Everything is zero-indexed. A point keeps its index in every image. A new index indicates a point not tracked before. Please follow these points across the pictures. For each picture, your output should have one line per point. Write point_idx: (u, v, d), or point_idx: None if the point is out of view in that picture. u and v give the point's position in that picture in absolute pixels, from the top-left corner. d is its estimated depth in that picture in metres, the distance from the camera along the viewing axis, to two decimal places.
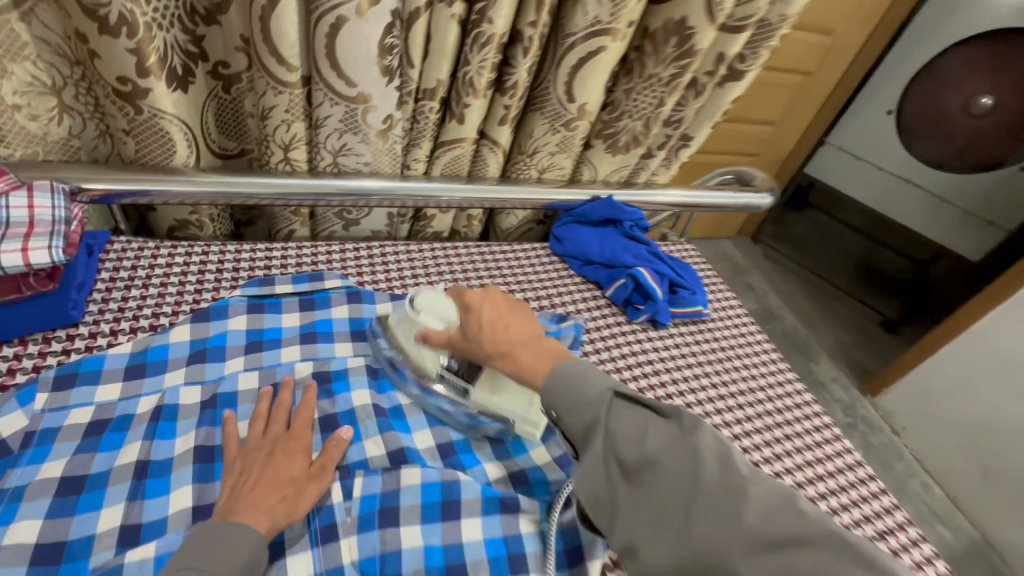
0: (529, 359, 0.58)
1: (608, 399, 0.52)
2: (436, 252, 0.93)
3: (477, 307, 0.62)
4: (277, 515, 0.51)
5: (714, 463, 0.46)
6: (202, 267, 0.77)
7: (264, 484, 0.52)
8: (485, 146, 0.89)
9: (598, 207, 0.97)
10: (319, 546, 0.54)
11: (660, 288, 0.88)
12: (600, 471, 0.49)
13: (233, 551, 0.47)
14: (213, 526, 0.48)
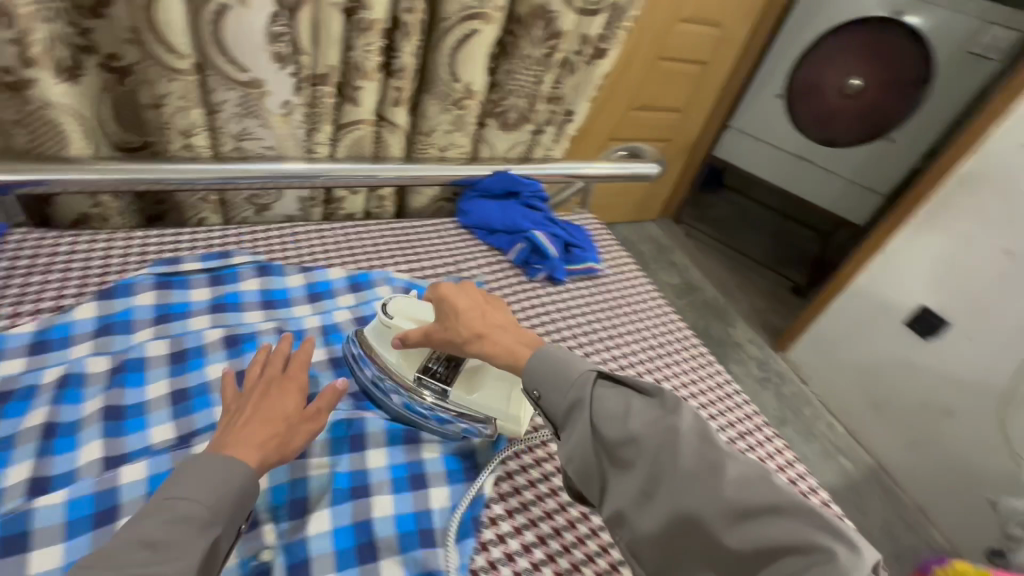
0: (506, 342, 0.63)
1: (591, 379, 0.57)
2: (348, 230, 1.00)
3: (454, 297, 0.66)
4: (268, 455, 0.53)
5: (693, 440, 0.52)
6: (108, 253, 0.79)
7: (255, 425, 0.54)
8: (385, 128, 0.96)
9: (497, 180, 1.05)
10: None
11: (554, 248, 0.99)
12: (588, 447, 0.55)
13: (223, 481, 0.49)
14: (207, 457, 0.50)
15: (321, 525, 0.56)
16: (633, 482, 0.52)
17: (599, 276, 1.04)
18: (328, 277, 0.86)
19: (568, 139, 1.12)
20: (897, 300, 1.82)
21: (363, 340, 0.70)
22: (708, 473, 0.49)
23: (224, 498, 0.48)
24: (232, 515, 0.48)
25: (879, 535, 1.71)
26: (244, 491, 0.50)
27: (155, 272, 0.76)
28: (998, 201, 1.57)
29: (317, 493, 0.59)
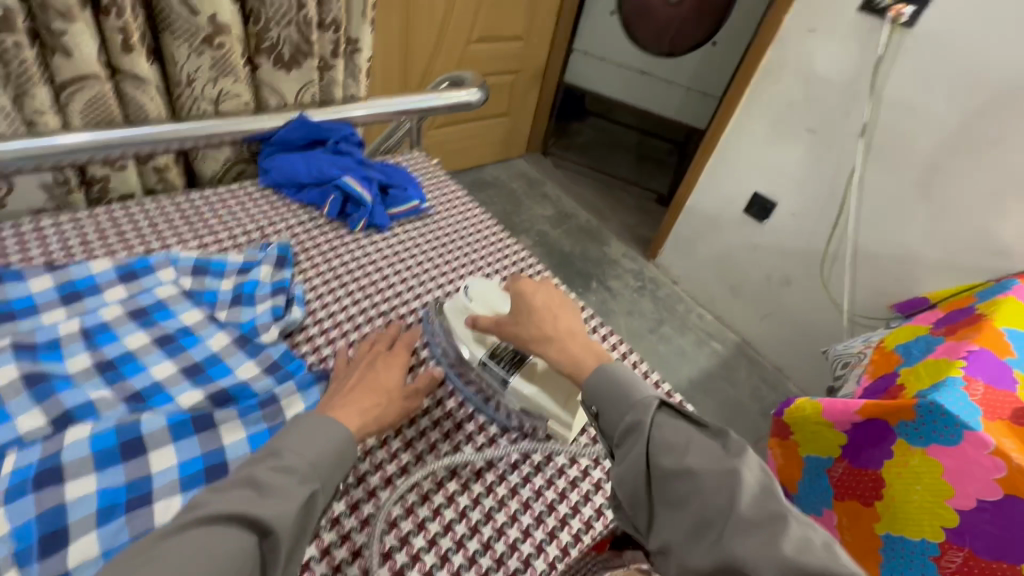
0: (576, 349, 0.61)
1: (655, 405, 0.52)
2: (118, 213, 0.84)
3: (529, 292, 0.66)
4: (366, 415, 0.56)
5: (759, 488, 0.45)
6: None
7: (361, 394, 0.58)
8: (127, 83, 0.80)
9: (294, 129, 0.93)
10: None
11: (369, 192, 0.91)
12: (635, 471, 0.49)
13: (328, 440, 0.50)
14: (323, 415, 0.52)
15: (90, 551, 0.49)
16: (682, 514, 0.46)
17: (428, 214, 0.98)
18: (88, 271, 0.72)
19: (367, 73, 1.04)
20: (734, 192, 1.99)
21: (446, 324, 0.73)
22: (772, 528, 0.42)
23: (328, 454, 0.49)
24: (329, 475, 0.49)
25: (749, 400, 1.93)
26: (342, 451, 0.51)
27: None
28: (799, 85, 1.72)
29: (80, 518, 0.50)
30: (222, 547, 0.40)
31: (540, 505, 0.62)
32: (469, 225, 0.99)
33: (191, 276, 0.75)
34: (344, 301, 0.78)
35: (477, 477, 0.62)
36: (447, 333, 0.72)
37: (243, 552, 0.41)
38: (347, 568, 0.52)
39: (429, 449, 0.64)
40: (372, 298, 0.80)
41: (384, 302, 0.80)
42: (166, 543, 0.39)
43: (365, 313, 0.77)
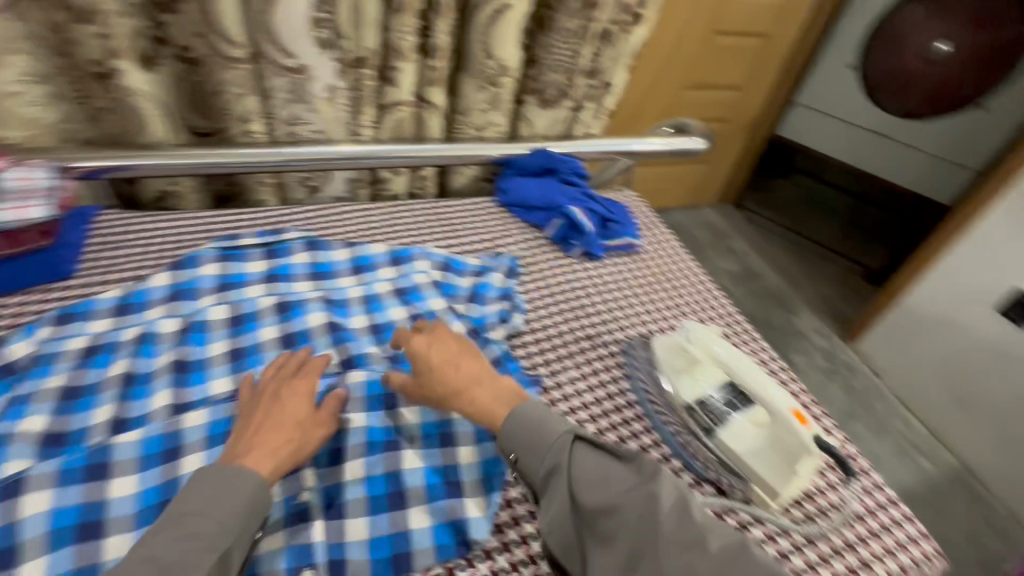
0: (488, 400, 0.62)
1: (569, 443, 0.56)
2: (392, 210, 1.04)
3: (426, 351, 0.66)
4: (278, 457, 0.54)
5: (675, 513, 0.50)
6: (177, 229, 0.88)
7: (268, 432, 0.55)
8: (425, 109, 0.99)
9: (535, 158, 1.06)
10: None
11: (591, 223, 0.98)
12: (565, 516, 0.53)
13: (237, 496, 0.49)
14: (222, 468, 0.51)
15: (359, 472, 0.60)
16: (613, 550, 0.50)
17: (639, 252, 1.02)
18: (370, 252, 0.90)
19: (606, 115, 1.11)
20: (988, 285, 1.64)
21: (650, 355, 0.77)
22: (696, 544, 0.48)
23: (240, 512, 0.49)
24: (243, 528, 0.48)
25: (962, 541, 1.55)
26: (253, 506, 0.50)
27: (218, 247, 0.83)
28: None
29: (354, 444, 0.61)
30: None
31: None
32: (676, 270, 1.00)
33: (439, 269, 0.90)
34: (558, 318, 0.85)
35: None
36: (650, 367, 0.76)
37: None
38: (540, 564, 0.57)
39: None
40: (582, 319, 0.86)
41: (591, 326, 0.85)
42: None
43: (574, 333, 0.83)
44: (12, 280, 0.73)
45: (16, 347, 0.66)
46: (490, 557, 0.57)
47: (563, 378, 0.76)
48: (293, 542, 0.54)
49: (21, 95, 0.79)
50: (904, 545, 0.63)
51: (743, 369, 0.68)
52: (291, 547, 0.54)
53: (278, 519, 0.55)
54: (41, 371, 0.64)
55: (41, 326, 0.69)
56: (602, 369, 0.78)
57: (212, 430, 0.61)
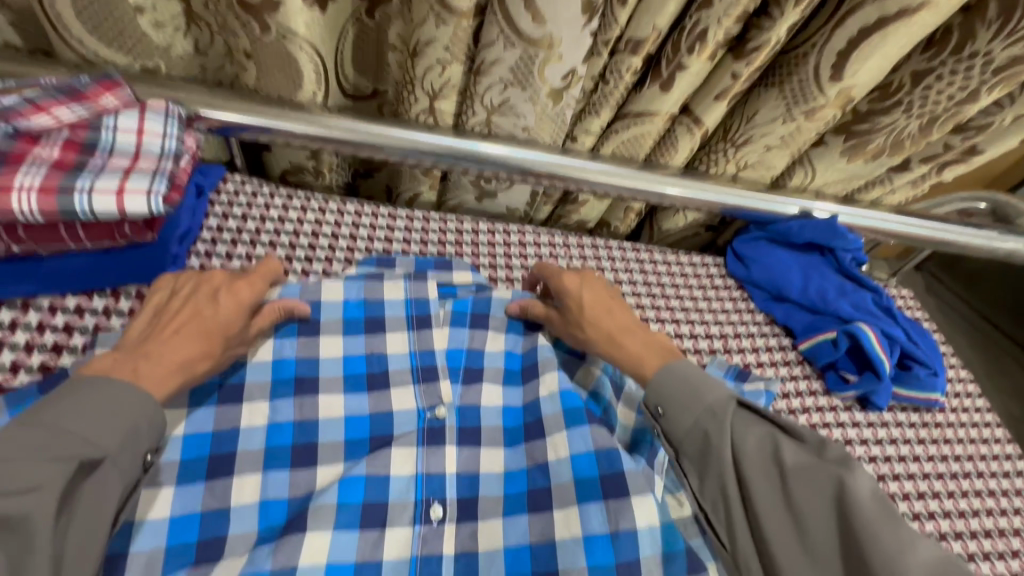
0: (636, 348, 0.52)
1: (732, 406, 0.45)
2: (584, 248, 0.74)
3: (575, 291, 0.55)
4: (192, 372, 0.44)
5: (871, 508, 0.39)
6: (315, 230, 0.65)
7: (193, 336, 0.44)
8: (682, 127, 0.66)
9: (808, 227, 0.72)
10: (414, 330, 0.55)
11: (889, 358, 0.64)
12: (717, 484, 0.44)
13: (113, 413, 0.38)
14: (104, 376, 0.40)
15: (494, 399, 0.53)
16: (785, 530, 0.41)
17: (936, 413, 0.68)
18: None
19: (929, 183, 0.74)
20: None
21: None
22: (891, 529, 0.38)
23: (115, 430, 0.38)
24: (123, 446, 0.38)
25: None
26: (140, 424, 0.39)
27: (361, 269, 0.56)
28: None
29: (492, 367, 0.55)
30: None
31: None
32: (983, 460, 0.66)
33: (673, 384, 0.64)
34: None
35: None
36: None
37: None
38: None
39: None
40: None
41: None
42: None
43: None
44: (94, 277, 0.51)
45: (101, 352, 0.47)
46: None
47: None
48: (425, 466, 0.48)
49: (144, 13, 0.59)
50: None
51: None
52: (420, 475, 0.47)
53: (411, 430, 0.50)
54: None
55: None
56: None
57: (348, 313, 0.54)
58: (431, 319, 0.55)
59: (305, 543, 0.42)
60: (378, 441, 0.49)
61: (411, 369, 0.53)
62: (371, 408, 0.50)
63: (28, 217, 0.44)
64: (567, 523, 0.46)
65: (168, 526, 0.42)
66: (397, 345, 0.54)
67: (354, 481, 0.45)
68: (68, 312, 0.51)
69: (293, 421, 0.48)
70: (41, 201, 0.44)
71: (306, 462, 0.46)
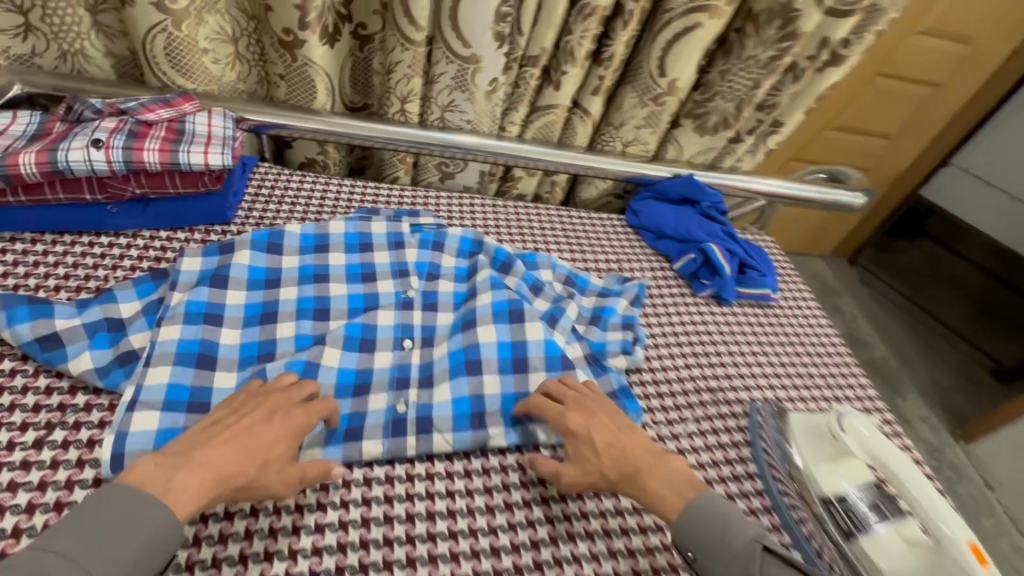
0: (658, 487, 0.57)
1: (757, 553, 0.51)
2: (518, 209, 1.02)
3: (583, 433, 0.60)
4: (232, 484, 0.50)
5: None
6: (323, 194, 0.92)
7: (233, 450, 0.51)
8: (577, 115, 0.96)
9: (677, 184, 1.00)
10: (393, 250, 0.80)
11: (729, 265, 0.92)
12: None
13: (126, 546, 0.43)
14: (126, 492, 0.45)
15: (447, 286, 0.78)
16: None
17: (773, 306, 0.94)
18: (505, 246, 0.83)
19: (764, 152, 1.03)
20: None
21: (784, 427, 0.69)
22: None
23: (127, 563, 0.43)
24: (133, 573, 0.43)
25: None
26: (153, 547, 0.45)
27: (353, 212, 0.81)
28: None
29: (446, 273, 0.80)
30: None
31: None
32: (812, 334, 0.91)
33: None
34: (679, 364, 0.80)
35: None
36: (779, 446, 0.67)
37: None
38: None
39: None
40: (703, 369, 0.80)
41: (714, 380, 0.79)
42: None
43: (694, 382, 0.78)
44: (180, 216, 0.77)
45: (189, 261, 0.69)
46: (557, 566, 0.58)
47: (680, 430, 0.72)
48: (400, 321, 0.73)
49: (209, 53, 0.89)
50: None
51: (895, 460, 0.57)
52: (398, 325, 0.73)
53: (390, 303, 0.75)
54: (193, 309, 0.65)
55: (212, 271, 0.70)
56: (723, 430, 0.73)
57: (349, 242, 0.78)
58: (405, 242, 0.80)
59: (325, 353, 0.67)
60: (370, 309, 0.74)
61: (390, 270, 0.78)
62: (365, 290, 0.75)
63: (152, 166, 0.70)
64: (487, 334, 0.71)
65: (239, 347, 0.66)
66: (382, 258, 0.79)
67: (355, 325, 0.70)
68: (163, 239, 0.76)
69: (313, 296, 0.72)
70: (162, 155, 0.71)
71: (323, 318, 0.71)
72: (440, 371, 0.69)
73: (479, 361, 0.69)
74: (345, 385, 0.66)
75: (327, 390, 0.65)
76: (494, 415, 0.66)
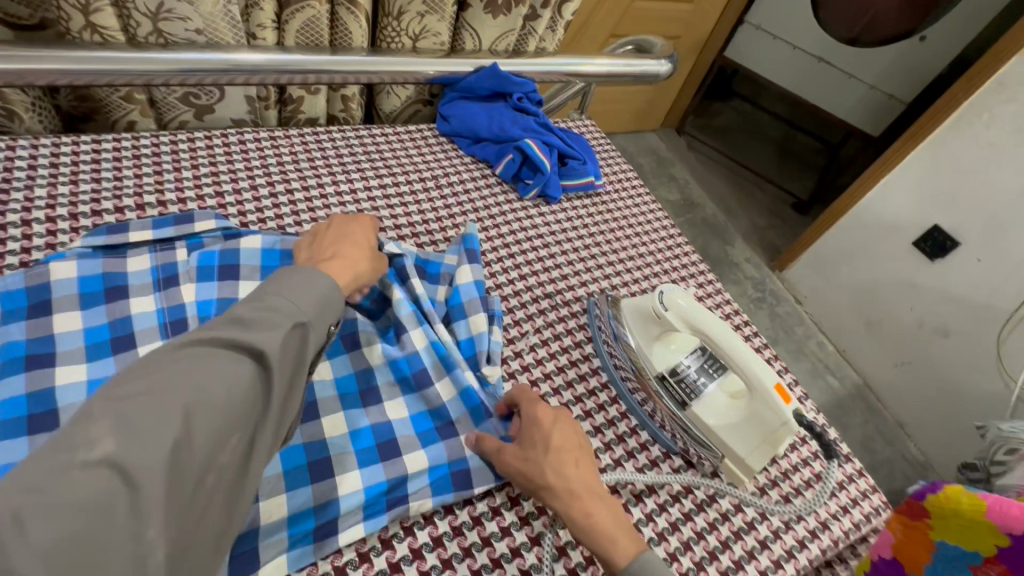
0: (606, 521, 0.49)
1: None
2: (306, 137, 0.84)
3: (547, 429, 0.53)
4: (356, 272, 0.56)
5: None
6: (7, 161, 0.67)
7: (347, 245, 0.58)
8: (342, 7, 0.79)
9: (483, 77, 0.89)
10: (162, 290, 0.59)
11: (548, 159, 0.86)
12: None
13: (312, 290, 0.47)
14: (299, 267, 0.49)
15: (249, 289, 0.61)
16: None
17: (600, 193, 0.93)
18: None
19: (564, 28, 0.98)
20: (902, 221, 1.63)
21: (619, 315, 0.69)
22: None
23: (313, 305, 0.46)
24: (321, 314, 0.47)
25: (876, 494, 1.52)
26: (329, 298, 0.48)
27: (89, 247, 0.58)
28: (1008, 127, 1.40)
29: (247, 265, 0.62)
30: (217, 370, 0.39)
31: (702, 521, 0.58)
32: (636, 212, 0.92)
33: (394, 231, 0.76)
34: (514, 278, 0.75)
35: (637, 500, 0.58)
36: (615, 334, 0.68)
37: (236, 378, 0.39)
38: (505, 565, 0.52)
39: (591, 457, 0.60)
40: (538, 276, 0.76)
41: (551, 284, 0.76)
42: (166, 358, 0.39)
43: (531, 291, 0.74)
44: None
45: None
46: (410, 534, 0.51)
47: (522, 346, 0.68)
48: None
49: None
50: (846, 510, 0.63)
51: (713, 327, 0.59)
52: None
53: (152, 327, 0.56)
54: None
55: None
56: (564, 332, 0.71)
57: (86, 288, 0.56)
58: (177, 277, 0.59)
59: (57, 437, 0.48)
60: (121, 340, 0.55)
61: (158, 324, 0.57)
62: (110, 316, 0.56)
63: None
64: (335, 425, 0.55)
65: None
66: (143, 290, 0.58)
67: (102, 380, 0.52)
68: None
69: (26, 339, 0.52)
70: None
71: (43, 364, 0.51)
72: (270, 478, 0.50)
73: (328, 461, 0.52)
74: None
75: None
76: (349, 517, 0.50)
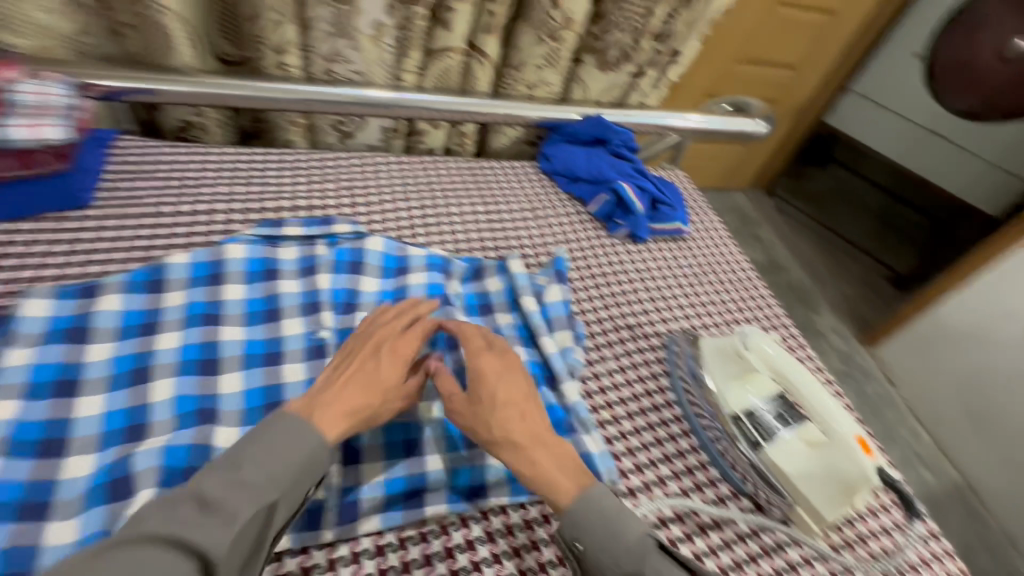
0: (546, 461, 0.53)
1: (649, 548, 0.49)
2: (427, 164, 0.96)
3: (491, 382, 0.56)
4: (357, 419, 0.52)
5: None
6: (201, 164, 0.84)
7: (357, 389, 0.53)
8: (474, 59, 0.92)
9: (587, 125, 0.98)
10: (304, 277, 0.70)
11: (640, 202, 0.92)
12: None
13: (288, 456, 0.47)
14: (291, 417, 0.49)
15: (370, 283, 0.71)
16: None
17: (686, 239, 0.97)
18: (432, 252, 0.77)
19: (667, 86, 1.06)
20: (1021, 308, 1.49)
21: (697, 355, 0.71)
22: None
23: (288, 475, 0.47)
24: (291, 487, 0.47)
25: None
26: (306, 468, 0.48)
27: (256, 234, 0.71)
28: None
29: (371, 264, 0.73)
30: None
31: (768, 567, 0.58)
32: (721, 260, 0.95)
33: (494, 252, 0.85)
34: (599, 307, 0.80)
35: (703, 531, 0.59)
36: (693, 372, 0.70)
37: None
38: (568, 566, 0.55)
39: (659, 483, 0.62)
40: (621, 307, 0.81)
41: (632, 316, 0.80)
42: (108, 555, 0.40)
43: (614, 321, 0.79)
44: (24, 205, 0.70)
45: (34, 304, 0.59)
46: (485, 518, 0.56)
47: (601, 369, 0.72)
48: (309, 327, 0.66)
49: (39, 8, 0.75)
50: None
51: (795, 372, 0.64)
52: (307, 333, 0.65)
53: (294, 305, 0.67)
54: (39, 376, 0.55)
55: (68, 318, 0.59)
56: (642, 363, 0.74)
57: (250, 268, 0.69)
58: (317, 267, 0.70)
59: (218, 381, 0.58)
60: (271, 312, 0.66)
61: (299, 303, 0.67)
62: (264, 292, 0.67)
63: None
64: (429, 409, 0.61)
65: (110, 362, 0.58)
66: (291, 275, 0.70)
67: (255, 341, 0.63)
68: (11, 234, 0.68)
69: (205, 301, 0.64)
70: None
71: (214, 323, 0.63)
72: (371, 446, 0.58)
73: (420, 441, 0.59)
74: (251, 407, 0.58)
75: (229, 418, 0.57)
76: (436, 491, 0.56)
